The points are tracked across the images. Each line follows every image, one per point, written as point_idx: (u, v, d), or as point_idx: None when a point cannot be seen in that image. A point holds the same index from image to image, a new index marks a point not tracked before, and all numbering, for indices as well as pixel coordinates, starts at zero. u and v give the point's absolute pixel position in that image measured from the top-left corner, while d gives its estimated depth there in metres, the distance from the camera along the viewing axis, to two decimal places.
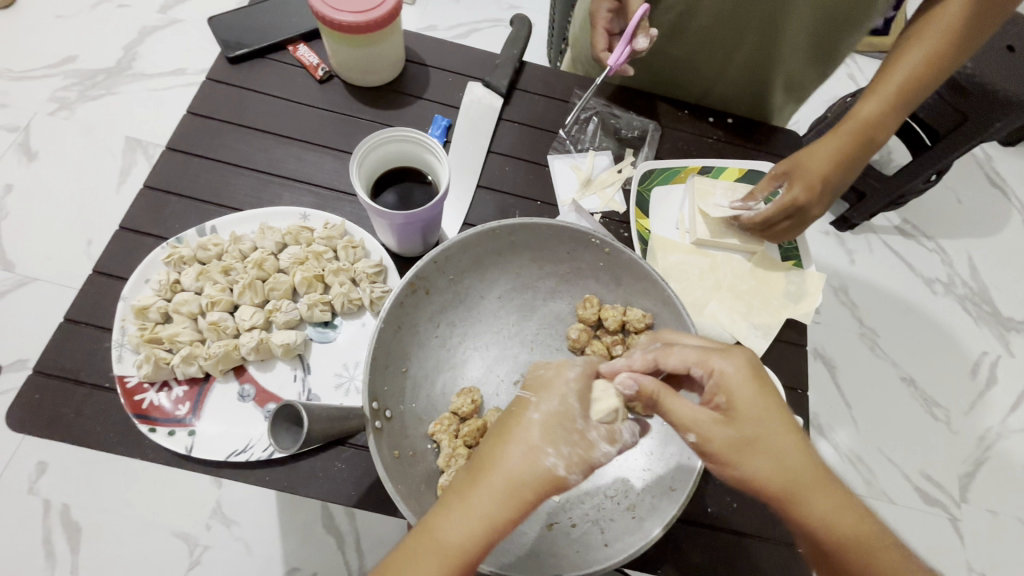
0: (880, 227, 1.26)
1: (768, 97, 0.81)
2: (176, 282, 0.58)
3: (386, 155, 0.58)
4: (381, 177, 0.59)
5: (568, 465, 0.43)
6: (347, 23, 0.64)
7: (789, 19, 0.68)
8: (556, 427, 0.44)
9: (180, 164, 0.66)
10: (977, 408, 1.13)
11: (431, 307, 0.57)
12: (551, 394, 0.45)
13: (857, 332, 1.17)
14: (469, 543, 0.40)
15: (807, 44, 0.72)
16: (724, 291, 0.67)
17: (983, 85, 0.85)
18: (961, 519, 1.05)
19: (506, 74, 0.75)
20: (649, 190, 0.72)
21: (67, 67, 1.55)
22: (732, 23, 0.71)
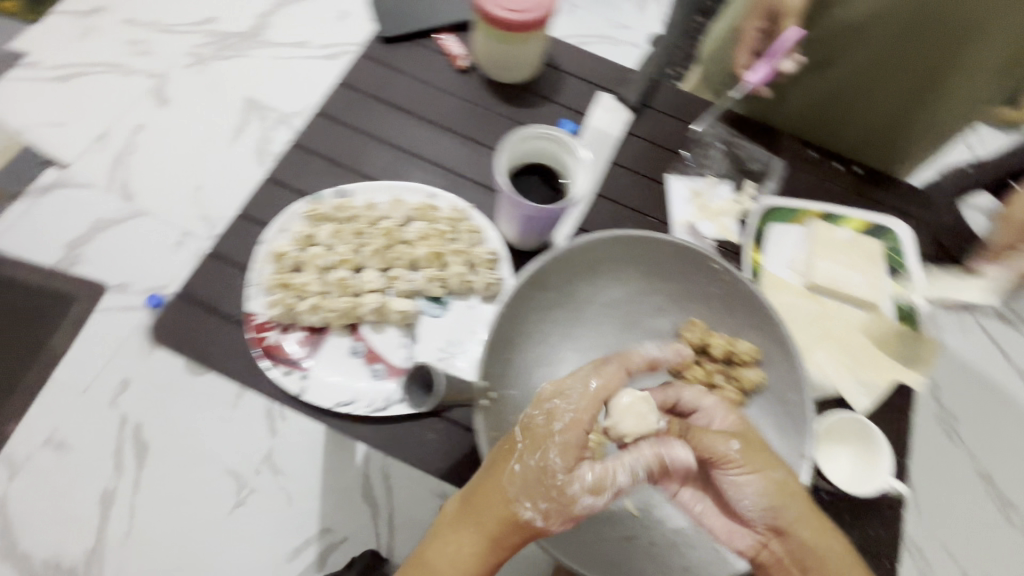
0: (978, 309, 1.19)
1: (898, 150, 0.78)
2: (311, 235, 0.61)
3: (528, 152, 0.59)
4: (519, 168, 0.59)
5: (545, 518, 0.43)
6: (497, 17, 0.67)
7: (958, 62, 0.68)
8: (534, 481, 0.44)
9: (326, 128, 0.70)
10: None
11: (543, 303, 0.59)
12: (531, 439, 0.46)
13: (934, 414, 1.09)
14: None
15: (958, 97, 0.71)
16: (834, 342, 0.65)
17: None
18: None
19: (638, 90, 0.76)
20: (767, 225, 0.71)
21: (206, 27, 1.69)
22: (892, 56, 0.71)
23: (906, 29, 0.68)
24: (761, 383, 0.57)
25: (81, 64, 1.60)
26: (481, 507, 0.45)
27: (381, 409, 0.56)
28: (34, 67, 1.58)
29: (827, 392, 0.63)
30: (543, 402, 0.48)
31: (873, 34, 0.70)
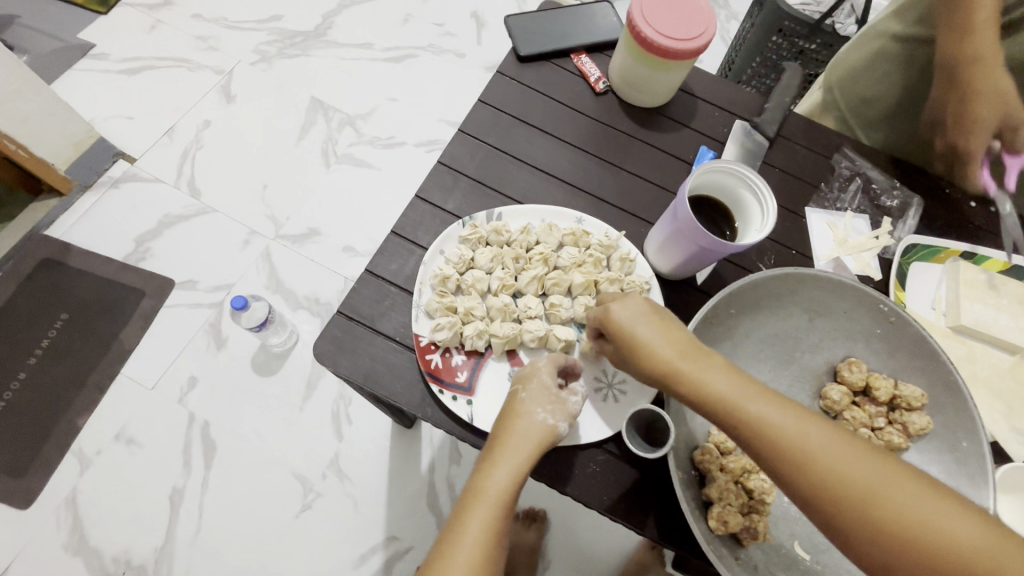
0: None
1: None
2: (471, 259, 0.61)
3: (711, 181, 0.58)
4: (696, 205, 0.60)
5: (555, 418, 0.53)
6: (644, 36, 0.65)
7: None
8: (540, 393, 0.53)
9: (469, 147, 0.70)
10: None
11: (709, 338, 0.58)
12: (525, 376, 0.55)
13: None
14: (510, 486, 0.48)
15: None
16: (982, 385, 0.65)
17: None
18: None
19: (776, 120, 0.75)
20: (909, 263, 0.70)
21: (272, 25, 1.67)
22: None
23: None
24: (928, 429, 0.57)
25: (147, 57, 1.57)
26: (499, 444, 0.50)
27: None
28: (101, 58, 1.55)
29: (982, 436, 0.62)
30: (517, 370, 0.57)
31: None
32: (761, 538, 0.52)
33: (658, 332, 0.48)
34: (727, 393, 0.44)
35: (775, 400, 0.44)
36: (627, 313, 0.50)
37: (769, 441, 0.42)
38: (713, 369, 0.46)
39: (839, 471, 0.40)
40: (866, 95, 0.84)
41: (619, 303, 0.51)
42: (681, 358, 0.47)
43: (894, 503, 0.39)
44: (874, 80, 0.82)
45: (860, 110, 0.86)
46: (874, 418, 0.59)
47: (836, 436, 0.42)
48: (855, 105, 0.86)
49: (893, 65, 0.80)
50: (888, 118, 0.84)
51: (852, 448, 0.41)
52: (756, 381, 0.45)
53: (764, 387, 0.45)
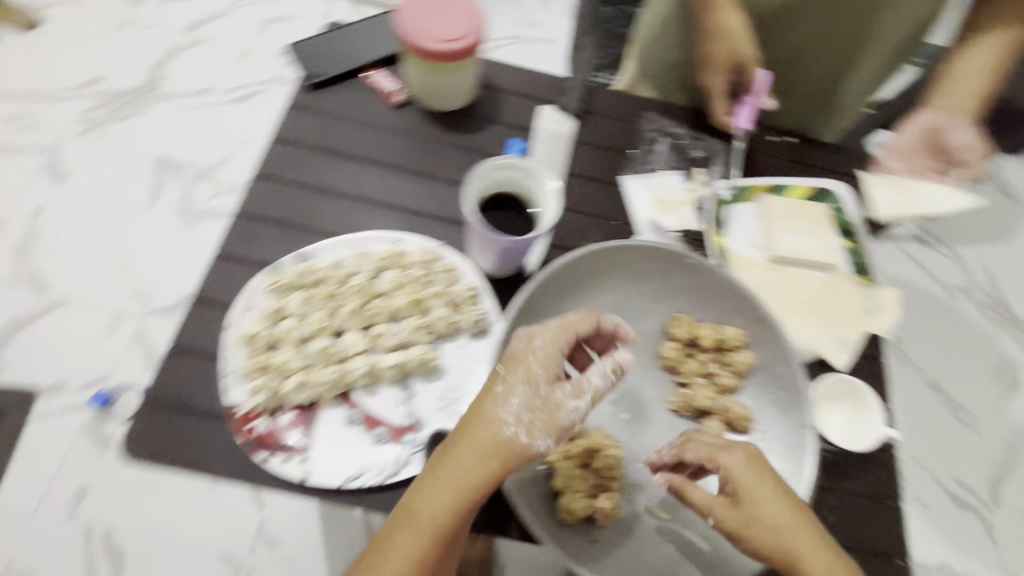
0: (900, 237, 1.58)
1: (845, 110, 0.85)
2: (280, 308, 0.58)
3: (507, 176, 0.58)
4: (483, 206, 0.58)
5: (528, 433, 0.46)
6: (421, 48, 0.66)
7: (875, 29, 0.74)
8: (521, 398, 0.47)
9: (268, 189, 0.66)
10: (999, 408, 1.42)
11: (535, 330, 0.58)
12: (516, 373, 0.48)
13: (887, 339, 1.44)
14: (444, 518, 0.45)
15: (883, 57, 0.78)
16: (805, 307, 0.68)
17: None
18: (990, 519, 1.30)
19: (576, 98, 0.77)
20: (722, 208, 0.74)
21: (94, 88, 1.51)
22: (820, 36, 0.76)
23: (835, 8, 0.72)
24: (753, 363, 0.60)
25: None
26: (449, 464, 0.46)
27: (393, 474, 0.54)
28: None
29: (809, 355, 0.66)
30: (517, 349, 0.51)
31: (799, 20, 0.75)
32: (615, 514, 0.53)
33: (740, 464, 0.48)
34: (770, 524, 0.46)
35: (811, 537, 0.47)
36: (762, 486, 0.47)
37: None
38: (774, 507, 0.47)
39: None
40: (669, 58, 0.83)
41: (750, 474, 0.48)
42: (752, 487, 0.47)
43: None
44: (675, 44, 0.82)
45: (669, 74, 0.85)
46: (707, 365, 0.60)
47: (846, 572, 0.47)
48: (663, 69, 0.85)
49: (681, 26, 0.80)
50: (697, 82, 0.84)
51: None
52: (813, 526, 0.47)
53: (809, 524, 0.47)
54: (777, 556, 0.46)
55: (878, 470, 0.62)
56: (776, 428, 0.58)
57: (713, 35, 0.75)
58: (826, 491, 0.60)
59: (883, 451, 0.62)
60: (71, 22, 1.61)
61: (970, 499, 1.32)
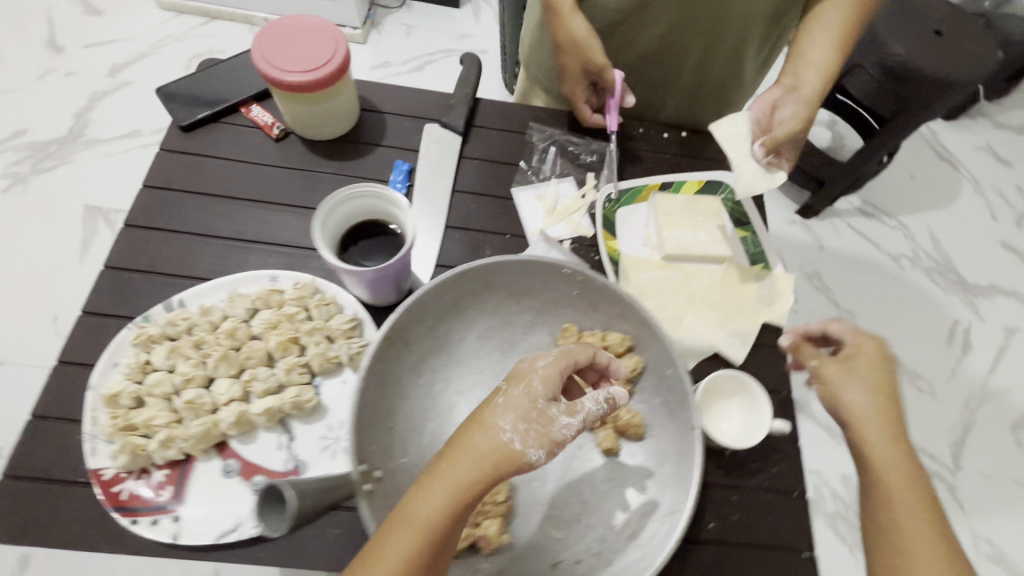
0: (844, 212, 1.59)
1: (729, 92, 0.81)
2: (146, 362, 0.56)
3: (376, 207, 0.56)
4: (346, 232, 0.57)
5: (524, 441, 0.45)
6: (297, 84, 0.64)
7: (729, 28, 0.70)
8: (519, 405, 0.46)
9: (141, 240, 0.64)
10: (957, 373, 1.40)
11: (413, 358, 0.57)
12: (519, 383, 0.48)
13: (837, 315, 1.45)
14: (442, 518, 0.42)
15: (743, 42, 0.73)
16: (699, 302, 0.68)
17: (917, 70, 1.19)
18: (958, 486, 1.28)
19: (461, 113, 0.76)
20: (614, 211, 0.74)
21: (17, 142, 1.45)
22: (678, 40, 0.73)
23: (681, 16, 0.69)
24: (640, 367, 0.59)
25: None
26: (448, 468, 0.44)
27: None
28: None
29: (705, 351, 0.65)
30: (518, 366, 0.50)
31: (645, 21, 0.71)
32: (499, 540, 0.52)
33: (868, 346, 0.55)
34: (854, 386, 0.52)
35: (892, 420, 0.50)
36: (875, 369, 0.53)
37: (882, 489, 0.47)
38: (871, 378, 0.52)
39: (883, 465, 0.48)
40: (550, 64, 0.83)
41: (864, 352, 0.54)
42: (869, 361, 0.54)
43: (898, 497, 0.47)
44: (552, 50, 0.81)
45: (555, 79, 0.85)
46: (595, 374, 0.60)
47: (909, 467, 0.48)
48: (548, 75, 0.85)
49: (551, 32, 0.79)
50: None
51: (909, 481, 0.47)
52: (897, 415, 0.50)
53: (895, 412, 0.51)
54: (851, 420, 0.51)
55: (781, 462, 0.61)
56: (668, 433, 0.57)
57: (563, 44, 0.70)
58: (729, 489, 0.60)
59: (787, 442, 0.62)
60: None
61: (934, 464, 1.29)
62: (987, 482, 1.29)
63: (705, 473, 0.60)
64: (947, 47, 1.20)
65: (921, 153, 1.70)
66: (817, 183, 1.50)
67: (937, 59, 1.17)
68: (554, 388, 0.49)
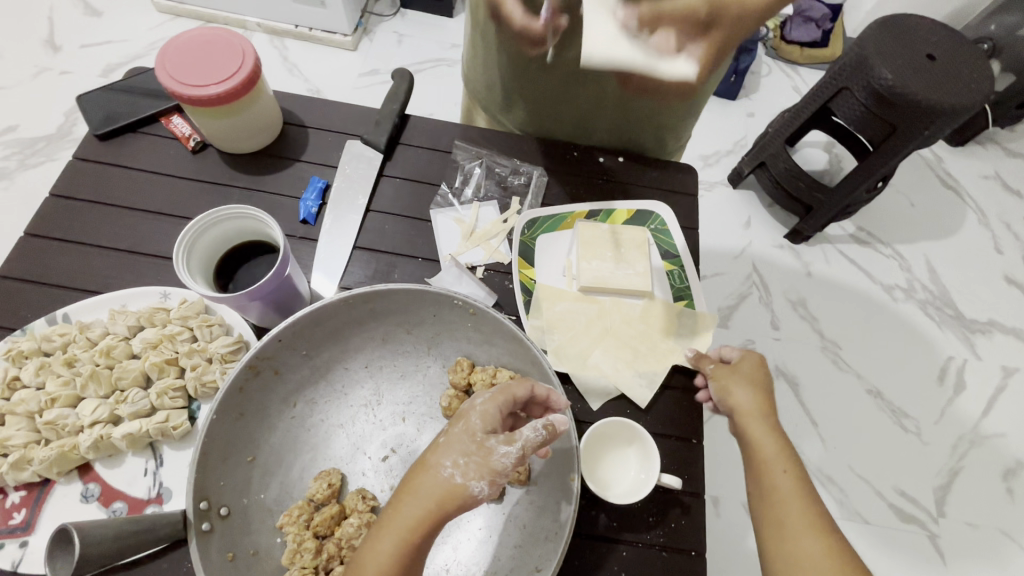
0: (837, 237, 1.53)
1: (661, 118, 0.76)
2: (15, 378, 0.55)
3: (245, 227, 0.54)
4: (222, 259, 0.55)
5: (465, 474, 0.45)
6: (190, 96, 0.62)
7: None
8: (457, 441, 0.46)
9: (39, 249, 0.63)
10: (947, 413, 1.32)
11: (286, 387, 0.54)
12: (460, 421, 0.48)
13: (820, 345, 1.38)
14: (393, 561, 0.42)
15: None
16: (611, 339, 0.65)
17: (905, 95, 1.10)
18: (939, 535, 1.19)
19: (385, 130, 0.73)
20: (534, 238, 0.70)
21: (7, 137, 1.49)
22: (594, 64, 0.70)
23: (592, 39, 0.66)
24: None
25: None
26: (396, 511, 0.44)
27: None
28: None
29: (609, 392, 0.61)
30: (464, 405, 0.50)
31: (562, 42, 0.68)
32: None
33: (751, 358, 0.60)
34: (740, 387, 0.57)
35: (767, 420, 0.55)
36: (750, 369, 0.59)
37: (763, 470, 0.51)
38: (753, 383, 0.57)
39: (758, 445, 0.53)
40: (483, 81, 0.81)
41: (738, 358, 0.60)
42: (757, 369, 0.59)
43: (774, 476, 0.50)
44: (483, 69, 0.79)
45: (489, 96, 0.83)
46: None
47: (788, 463, 0.51)
48: (483, 92, 0.84)
49: (480, 48, 0.78)
50: (512, 106, 0.81)
51: (790, 469, 0.51)
52: (772, 413, 0.55)
53: (772, 412, 0.56)
54: (732, 409, 0.57)
55: (682, 516, 0.57)
56: (553, 483, 0.53)
57: None
58: (623, 543, 0.56)
59: (689, 495, 0.58)
60: None
61: (915, 510, 1.21)
62: (976, 533, 1.20)
63: (596, 525, 0.56)
64: (942, 72, 1.11)
65: (923, 179, 1.62)
66: (805, 208, 1.44)
67: (928, 84, 1.09)
68: (496, 419, 0.48)
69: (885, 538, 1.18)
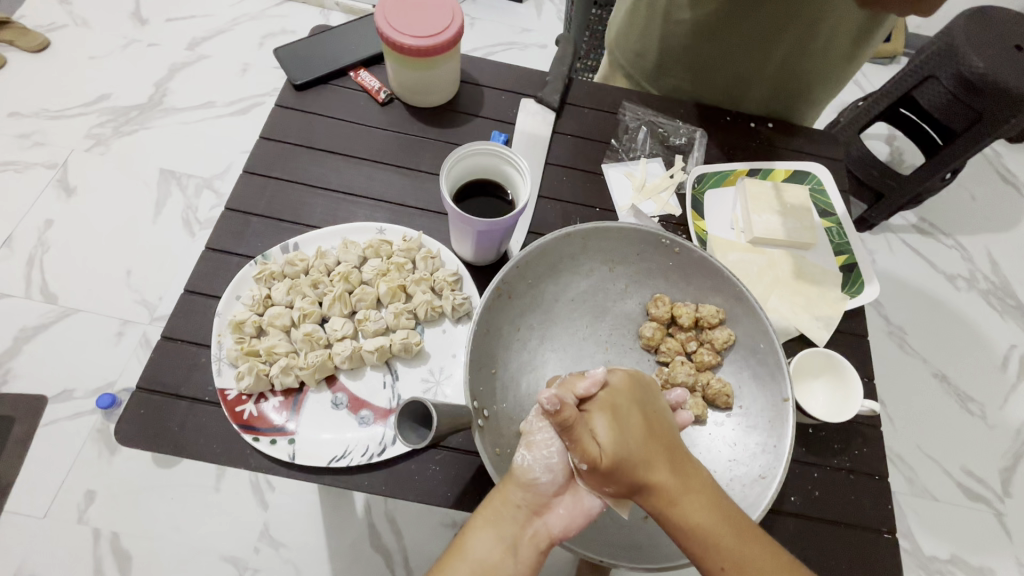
0: (899, 227, 1.54)
1: (807, 90, 0.82)
2: (267, 296, 0.60)
3: (486, 166, 0.61)
4: (459, 191, 0.61)
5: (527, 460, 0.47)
6: (409, 46, 0.67)
7: (822, 23, 0.72)
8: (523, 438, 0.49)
9: (259, 186, 0.69)
10: (1011, 399, 1.33)
11: (513, 311, 0.59)
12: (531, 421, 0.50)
13: (886, 329, 1.39)
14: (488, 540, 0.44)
15: (829, 45, 0.76)
16: (784, 285, 0.69)
17: (996, 83, 1.06)
18: (1006, 513, 1.21)
19: (557, 90, 0.78)
20: (703, 193, 0.75)
21: (101, 105, 1.44)
22: (769, 28, 0.75)
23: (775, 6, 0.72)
24: (732, 339, 0.61)
25: None
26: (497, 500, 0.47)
27: (380, 453, 0.55)
28: None
29: (789, 332, 0.67)
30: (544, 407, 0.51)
31: (747, 8, 0.73)
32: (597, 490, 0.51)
33: (621, 392, 0.49)
34: (625, 437, 0.46)
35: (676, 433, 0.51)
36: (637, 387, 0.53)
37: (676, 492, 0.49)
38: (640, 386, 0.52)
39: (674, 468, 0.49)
40: (636, 48, 0.86)
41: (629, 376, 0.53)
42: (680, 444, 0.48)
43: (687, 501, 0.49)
44: (638, 34, 0.84)
45: (637, 64, 0.88)
46: (686, 344, 0.62)
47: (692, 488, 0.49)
48: (629, 60, 0.88)
49: (641, 16, 0.82)
50: (662, 72, 0.86)
51: (702, 503, 0.45)
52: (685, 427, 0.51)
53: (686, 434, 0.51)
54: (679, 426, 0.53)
55: (861, 445, 0.62)
56: (761, 404, 0.58)
57: None
58: (812, 466, 0.61)
59: (862, 426, 0.63)
60: (76, 40, 1.53)
61: (982, 489, 1.23)
62: None
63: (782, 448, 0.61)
64: None
65: (987, 172, 1.64)
66: (874, 195, 1.43)
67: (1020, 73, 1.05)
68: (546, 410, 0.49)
69: (954, 514, 1.20)
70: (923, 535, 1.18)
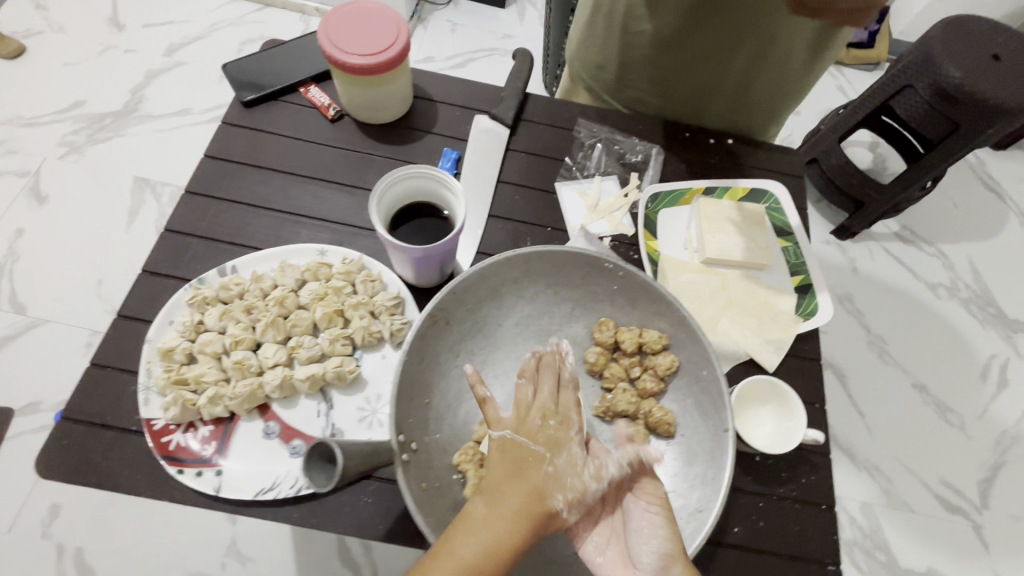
0: (880, 235, 1.52)
1: (767, 103, 0.81)
2: (199, 322, 0.59)
3: (424, 187, 0.60)
4: (397, 214, 0.60)
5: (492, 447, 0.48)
6: (352, 64, 0.66)
7: (776, 37, 0.71)
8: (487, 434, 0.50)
9: (200, 206, 0.68)
10: (990, 410, 1.32)
11: (451, 337, 0.58)
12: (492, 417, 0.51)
13: (865, 339, 1.38)
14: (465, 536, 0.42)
15: (785, 59, 0.74)
16: (735, 308, 0.68)
17: (973, 93, 1.04)
18: (984, 526, 1.20)
19: (511, 106, 0.77)
20: (657, 212, 0.74)
21: (73, 113, 1.42)
22: (725, 43, 0.73)
23: (728, 21, 0.70)
24: (676, 365, 0.59)
25: None
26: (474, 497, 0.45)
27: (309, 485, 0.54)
28: None
29: (739, 356, 0.66)
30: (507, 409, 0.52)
31: (700, 23, 0.71)
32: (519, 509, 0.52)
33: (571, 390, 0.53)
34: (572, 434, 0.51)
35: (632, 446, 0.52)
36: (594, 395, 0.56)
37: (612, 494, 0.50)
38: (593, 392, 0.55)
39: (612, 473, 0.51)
40: (595, 61, 0.84)
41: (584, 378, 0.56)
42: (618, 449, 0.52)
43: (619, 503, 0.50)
44: (597, 47, 0.83)
45: (598, 76, 0.86)
46: (629, 370, 0.61)
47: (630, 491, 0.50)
48: (590, 73, 0.87)
49: (598, 29, 0.81)
50: (622, 85, 0.85)
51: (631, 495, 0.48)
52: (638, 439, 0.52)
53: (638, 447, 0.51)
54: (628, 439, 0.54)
55: (810, 472, 0.61)
56: (702, 432, 0.57)
57: None
58: (758, 495, 0.59)
59: (810, 453, 0.61)
60: (50, 45, 1.51)
61: (961, 501, 1.22)
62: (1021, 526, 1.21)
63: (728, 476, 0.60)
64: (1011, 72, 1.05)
65: (970, 179, 1.63)
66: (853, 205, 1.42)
67: (998, 83, 1.03)
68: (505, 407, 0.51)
69: (933, 527, 1.19)
70: (901, 549, 1.17)
